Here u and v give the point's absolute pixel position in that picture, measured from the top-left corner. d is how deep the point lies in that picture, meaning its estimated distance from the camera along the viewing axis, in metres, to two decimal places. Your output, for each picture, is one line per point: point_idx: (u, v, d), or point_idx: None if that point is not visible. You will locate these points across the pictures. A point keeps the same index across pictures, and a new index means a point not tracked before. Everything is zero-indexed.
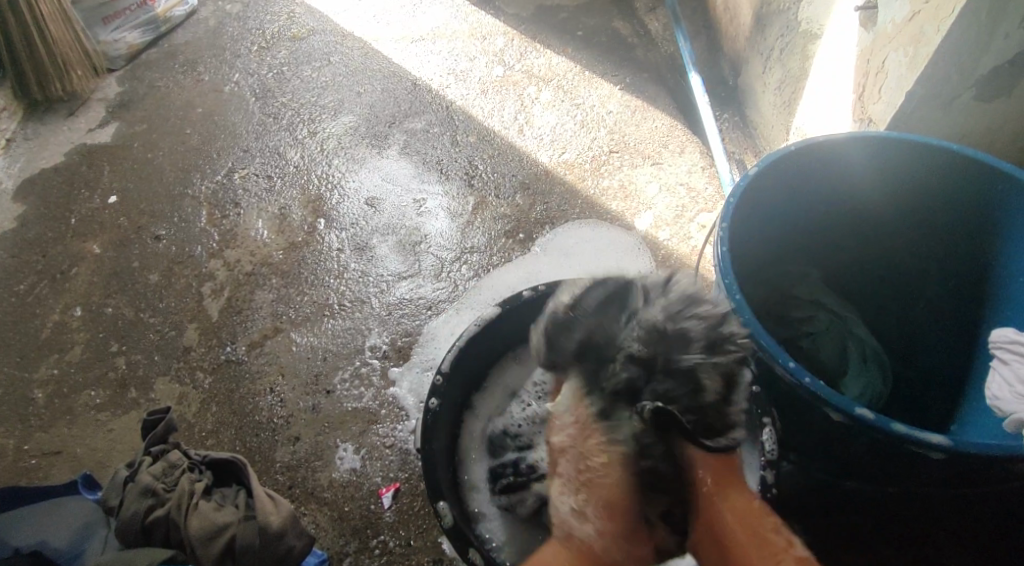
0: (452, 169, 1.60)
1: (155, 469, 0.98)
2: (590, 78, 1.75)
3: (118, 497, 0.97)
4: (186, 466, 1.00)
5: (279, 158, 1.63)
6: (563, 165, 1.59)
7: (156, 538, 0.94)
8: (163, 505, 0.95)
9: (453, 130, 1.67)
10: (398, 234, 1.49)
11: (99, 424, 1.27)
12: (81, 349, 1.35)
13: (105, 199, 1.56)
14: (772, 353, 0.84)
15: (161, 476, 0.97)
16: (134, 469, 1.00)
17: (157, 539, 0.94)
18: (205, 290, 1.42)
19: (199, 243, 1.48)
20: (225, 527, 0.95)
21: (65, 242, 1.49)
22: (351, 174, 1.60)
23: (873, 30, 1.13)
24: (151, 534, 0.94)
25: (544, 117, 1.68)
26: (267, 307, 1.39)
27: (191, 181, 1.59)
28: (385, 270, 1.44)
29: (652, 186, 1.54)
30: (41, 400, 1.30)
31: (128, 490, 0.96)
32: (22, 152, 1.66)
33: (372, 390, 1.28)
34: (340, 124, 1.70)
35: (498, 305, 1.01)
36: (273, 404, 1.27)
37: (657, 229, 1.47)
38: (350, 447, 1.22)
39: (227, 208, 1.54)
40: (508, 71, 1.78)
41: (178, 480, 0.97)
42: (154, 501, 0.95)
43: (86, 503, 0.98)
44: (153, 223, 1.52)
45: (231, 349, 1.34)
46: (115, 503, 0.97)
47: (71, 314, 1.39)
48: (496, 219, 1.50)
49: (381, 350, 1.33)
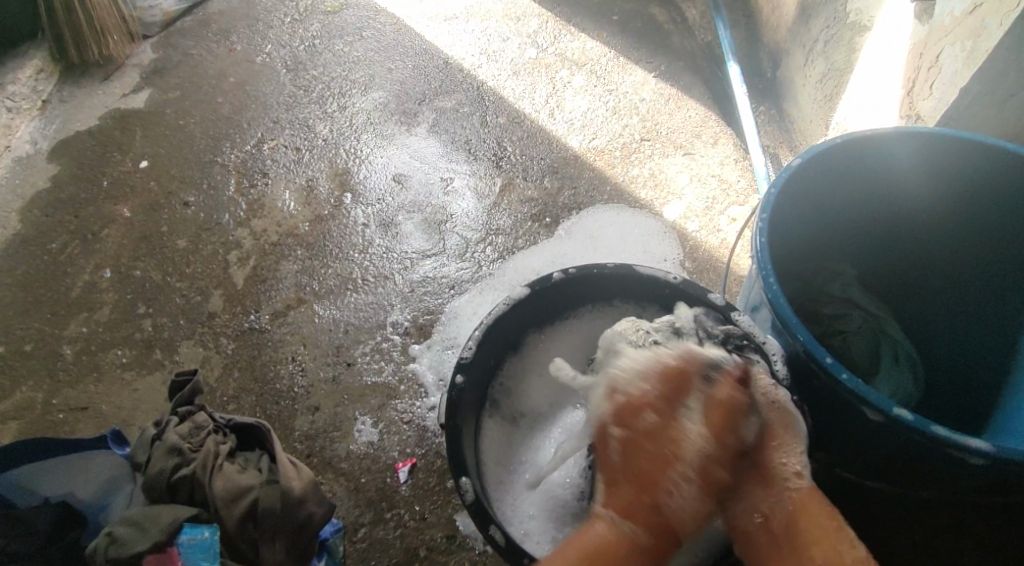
0: (481, 149, 1.59)
1: (182, 430, 0.99)
2: (624, 64, 1.74)
3: (145, 454, 0.99)
4: (212, 428, 1.01)
5: (308, 131, 1.63)
6: (593, 151, 1.58)
7: (181, 496, 0.95)
8: (189, 464, 0.96)
9: (483, 111, 1.66)
10: (424, 212, 1.49)
11: (125, 382, 1.29)
12: (109, 309, 1.37)
13: (136, 163, 1.57)
14: (808, 347, 0.83)
15: (187, 436, 0.99)
16: (161, 428, 1.01)
17: (181, 497, 0.95)
18: (231, 258, 1.43)
19: (227, 212, 1.49)
20: (248, 489, 0.96)
21: (97, 204, 1.51)
22: (379, 150, 1.60)
23: (929, 24, 1.11)
24: (176, 492, 0.95)
25: (576, 102, 1.67)
26: (292, 278, 1.40)
27: (221, 150, 1.60)
28: (409, 248, 1.44)
29: (683, 176, 1.52)
30: (69, 357, 1.32)
31: (156, 447, 0.98)
32: (58, 113, 1.67)
33: (392, 365, 1.29)
34: (370, 99, 1.69)
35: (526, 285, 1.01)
36: (294, 373, 1.28)
37: (687, 220, 1.46)
38: (369, 420, 1.23)
39: (256, 177, 1.55)
40: (541, 54, 1.77)
41: (204, 441, 0.98)
42: (181, 460, 0.96)
43: (113, 459, 0.99)
44: (183, 189, 1.53)
45: (255, 317, 1.35)
46: (143, 460, 0.98)
47: (101, 275, 1.41)
48: (523, 202, 1.49)
49: (402, 326, 1.33)
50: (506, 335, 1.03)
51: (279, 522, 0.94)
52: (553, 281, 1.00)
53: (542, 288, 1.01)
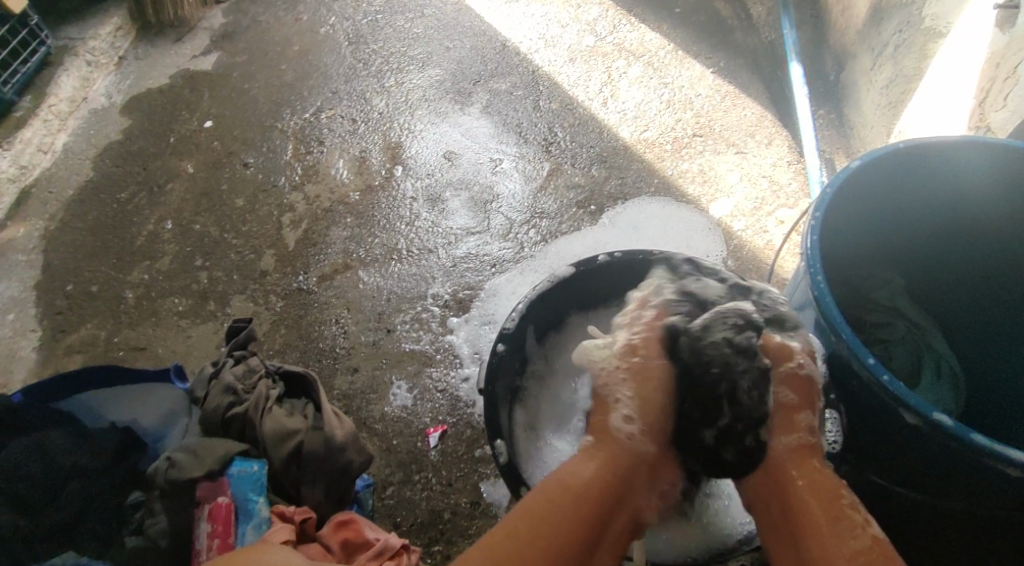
0: (533, 133, 1.61)
1: (237, 371, 1.04)
2: (682, 58, 1.74)
3: (202, 390, 1.05)
4: (263, 372, 1.05)
5: (365, 103, 1.68)
6: (643, 142, 1.59)
7: (233, 432, 1.01)
8: (242, 404, 1.01)
9: (538, 95, 1.68)
10: (471, 190, 1.53)
11: (180, 329, 1.35)
12: (168, 259, 1.44)
13: (201, 122, 1.64)
14: (852, 347, 0.85)
15: (242, 377, 1.04)
16: (218, 367, 1.06)
17: (234, 433, 1.01)
18: (284, 220, 1.48)
19: (283, 175, 1.55)
20: (295, 432, 0.99)
21: (163, 159, 1.58)
22: (432, 126, 1.63)
23: (1009, 33, 1.10)
24: (229, 428, 1.01)
25: (630, 92, 1.68)
26: (340, 243, 1.45)
27: (281, 115, 1.65)
28: (454, 224, 1.48)
29: (733, 174, 1.53)
30: (130, 301, 1.39)
31: (212, 385, 1.03)
32: (132, 70, 1.75)
33: (430, 335, 1.33)
34: (427, 76, 1.73)
35: (573, 265, 1.05)
36: (337, 335, 1.33)
37: (733, 219, 1.46)
38: (404, 385, 1.27)
39: (312, 145, 1.60)
40: (599, 42, 1.78)
41: (256, 384, 1.03)
42: (234, 399, 1.01)
43: (174, 392, 1.06)
44: (243, 150, 1.59)
45: (303, 278, 1.40)
46: (200, 396, 1.04)
47: (163, 226, 1.48)
48: (569, 188, 1.52)
49: (442, 299, 1.37)
50: (550, 309, 1.07)
51: (318, 467, 0.99)
52: (600, 263, 1.03)
53: (588, 268, 1.04)
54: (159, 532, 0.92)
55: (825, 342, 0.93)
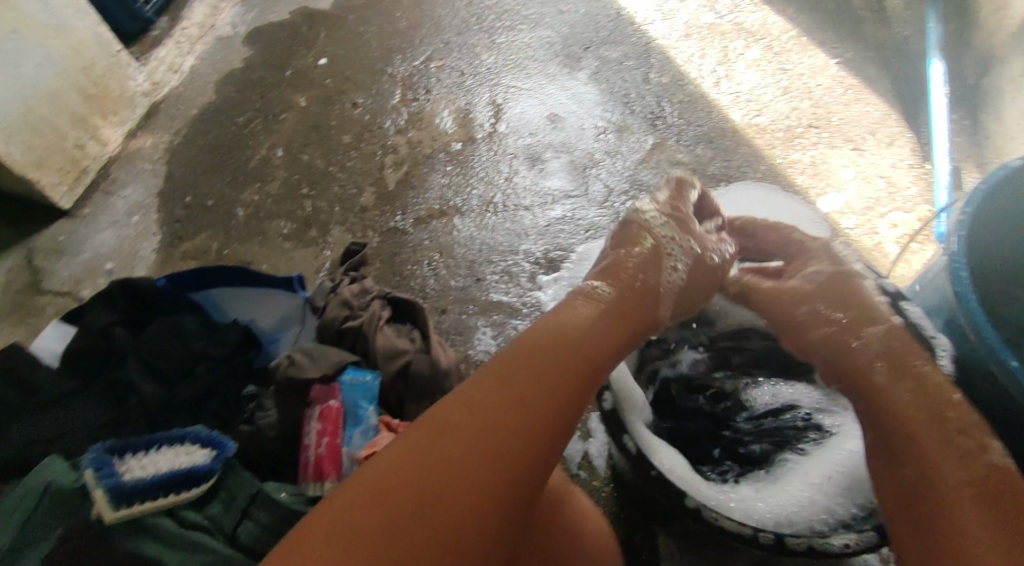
0: (639, 105, 1.60)
1: (353, 289, 1.13)
2: (805, 45, 1.68)
3: (323, 301, 1.14)
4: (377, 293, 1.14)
5: (473, 57, 1.69)
6: (754, 127, 1.55)
7: (346, 343, 1.08)
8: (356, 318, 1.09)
9: (649, 67, 1.66)
10: (572, 154, 1.53)
11: (283, 251, 1.41)
12: (277, 184, 1.50)
13: (316, 59, 1.69)
14: (994, 349, 0.83)
15: (357, 296, 1.13)
16: (337, 284, 1.17)
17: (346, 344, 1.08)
18: (387, 161, 1.52)
19: (389, 118, 1.58)
20: (404, 351, 1.05)
21: (279, 90, 1.64)
22: (540, 87, 1.64)
23: None
24: (343, 338, 1.09)
25: (746, 75, 1.64)
26: (439, 189, 1.48)
27: (392, 61, 1.68)
28: (551, 186, 1.48)
29: (847, 170, 1.48)
30: (240, 218, 1.46)
31: (332, 299, 1.13)
32: (256, 3, 1.81)
33: (517, 289, 1.35)
34: (538, 37, 1.73)
35: None
36: (428, 276, 1.37)
37: (842, 215, 1.42)
38: (489, 332, 1.30)
39: (419, 92, 1.63)
40: (718, 21, 1.74)
41: (370, 302, 1.12)
42: (349, 313, 1.10)
43: (291, 299, 1.14)
44: (353, 90, 1.63)
45: (400, 218, 1.44)
46: (319, 306, 1.14)
47: (274, 153, 1.54)
48: (671, 164, 1.50)
49: (533, 256, 1.39)
50: None
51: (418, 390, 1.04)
52: (716, 232, 1.01)
53: (700, 239, 1.02)
54: (267, 423, 0.98)
55: (955, 343, 0.88)
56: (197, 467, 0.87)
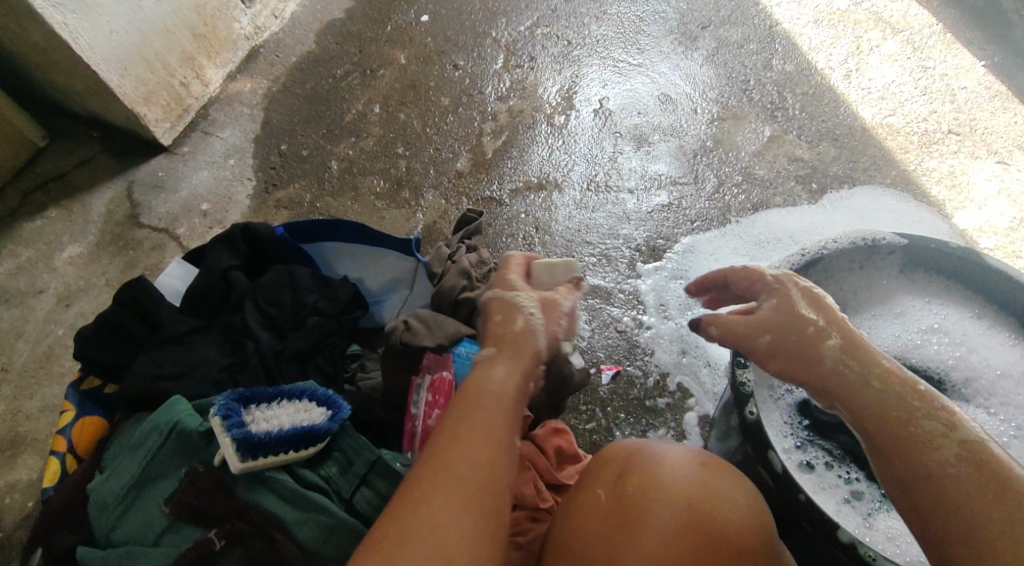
0: (758, 93, 1.49)
1: (472, 259, 1.11)
2: (949, 43, 1.53)
3: (440, 268, 1.11)
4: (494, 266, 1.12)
5: (582, 26, 1.61)
6: (885, 127, 1.43)
7: (460, 313, 1.05)
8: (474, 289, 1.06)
9: (771, 53, 1.54)
10: (681, 139, 1.44)
11: (374, 210, 1.38)
12: (372, 141, 1.46)
13: (418, 17, 1.63)
14: None
15: (475, 266, 1.10)
16: (455, 251, 1.14)
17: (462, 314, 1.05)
18: (486, 128, 1.46)
19: (490, 83, 1.52)
20: None
21: (379, 45, 1.59)
22: (653, 64, 1.54)
23: None
24: (458, 309, 1.05)
25: (880, 70, 1.51)
26: (538, 162, 1.41)
27: (496, 24, 1.61)
28: (657, 170, 1.40)
29: (989, 185, 1.35)
30: (334, 171, 1.43)
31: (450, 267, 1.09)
32: None
33: (615, 274, 1.28)
34: (652, 10, 1.63)
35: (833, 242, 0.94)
36: (521, 252, 1.31)
37: (981, 234, 1.30)
38: (583, 316, 1.24)
39: (523, 59, 1.55)
40: (852, 8, 1.60)
41: (488, 275, 1.10)
42: (467, 283, 1.06)
43: (402, 262, 1.11)
44: (454, 52, 1.57)
45: (496, 188, 1.39)
46: (437, 273, 1.11)
47: (371, 109, 1.50)
48: (789, 160, 1.39)
49: (634, 243, 1.32)
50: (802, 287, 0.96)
51: None
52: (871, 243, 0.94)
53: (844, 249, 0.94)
54: (370, 385, 1.02)
55: None
56: (316, 426, 0.88)
